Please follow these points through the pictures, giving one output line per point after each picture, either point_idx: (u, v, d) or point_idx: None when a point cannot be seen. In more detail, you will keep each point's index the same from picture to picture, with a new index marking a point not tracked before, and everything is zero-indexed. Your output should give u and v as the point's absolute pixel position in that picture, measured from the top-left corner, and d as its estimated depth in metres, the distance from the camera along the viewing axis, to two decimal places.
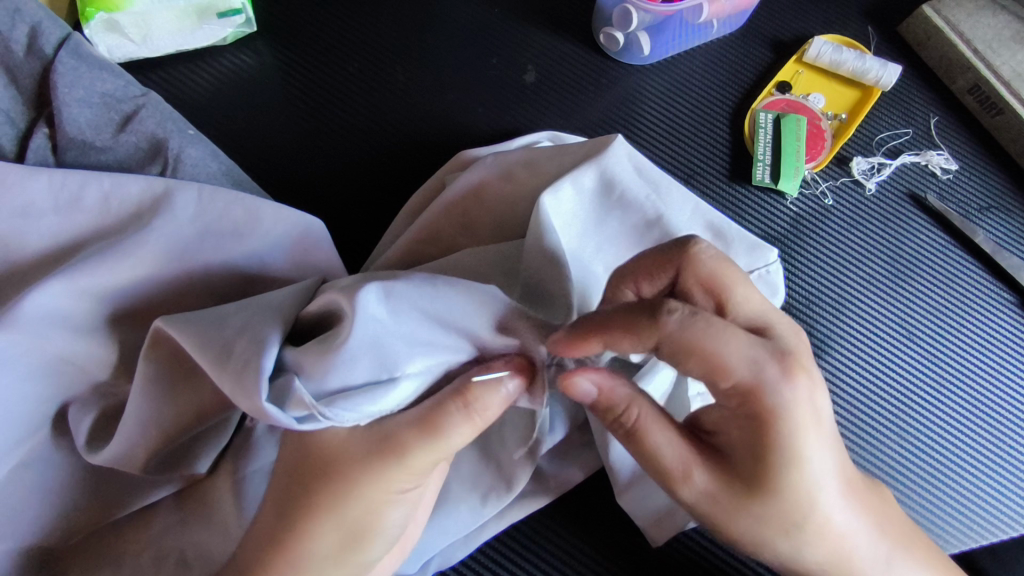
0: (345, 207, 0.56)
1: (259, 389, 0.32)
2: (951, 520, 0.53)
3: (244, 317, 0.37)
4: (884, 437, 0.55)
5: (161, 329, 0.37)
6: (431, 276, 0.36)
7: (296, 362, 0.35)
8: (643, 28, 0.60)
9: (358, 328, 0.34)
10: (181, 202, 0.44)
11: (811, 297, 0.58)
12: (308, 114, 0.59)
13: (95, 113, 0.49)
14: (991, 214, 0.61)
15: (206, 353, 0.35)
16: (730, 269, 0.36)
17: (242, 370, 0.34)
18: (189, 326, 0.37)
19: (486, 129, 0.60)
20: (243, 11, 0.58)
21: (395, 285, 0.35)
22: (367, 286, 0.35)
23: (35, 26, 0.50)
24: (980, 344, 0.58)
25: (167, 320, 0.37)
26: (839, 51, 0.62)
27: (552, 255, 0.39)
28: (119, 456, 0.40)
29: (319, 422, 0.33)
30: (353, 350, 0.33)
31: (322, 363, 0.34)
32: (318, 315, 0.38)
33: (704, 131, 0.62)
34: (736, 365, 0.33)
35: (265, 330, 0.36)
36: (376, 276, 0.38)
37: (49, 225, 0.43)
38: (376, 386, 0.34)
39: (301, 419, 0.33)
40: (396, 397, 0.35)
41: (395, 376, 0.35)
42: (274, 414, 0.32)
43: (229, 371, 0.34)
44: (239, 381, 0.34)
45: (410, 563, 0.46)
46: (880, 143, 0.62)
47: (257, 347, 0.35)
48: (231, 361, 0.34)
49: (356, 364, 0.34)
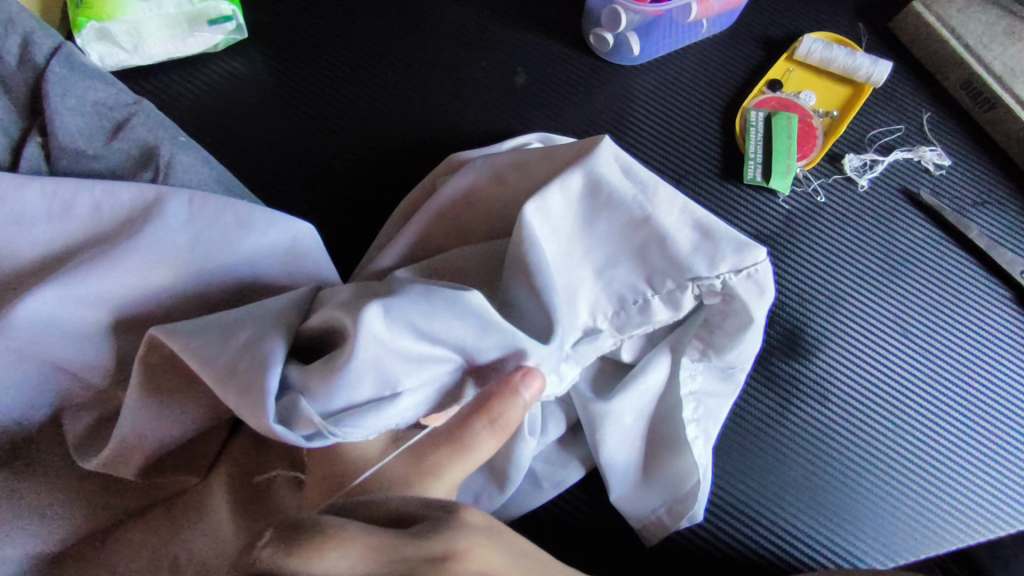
0: (340, 212, 0.57)
1: (266, 412, 0.33)
2: (947, 517, 0.53)
3: (247, 330, 0.37)
4: (879, 434, 0.55)
5: (156, 336, 0.37)
6: (429, 285, 0.36)
7: (301, 382, 0.35)
8: (633, 28, 0.60)
9: (361, 346, 0.34)
10: (171, 210, 0.44)
11: (805, 295, 0.58)
12: (299, 118, 0.59)
13: (87, 121, 0.50)
14: (985, 208, 0.61)
15: (207, 366, 0.35)
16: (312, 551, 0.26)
17: (246, 388, 0.34)
18: (189, 336, 0.36)
19: (478, 131, 0.60)
20: (233, 17, 0.59)
21: (394, 301, 0.35)
22: (371, 306, 0.34)
23: (27, 35, 0.51)
24: (975, 340, 0.58)
25: (162, 329, 0.36)
26: (829, 48, 0.62)
27: (532, 261, 0.38)
28: (110, 463, 0.40)
29: (326, 439, 0.34)
30: (356, 369, 0.34)
31: (323, 382, 0.34)
32: (320, 329, 0.38)
33: (696, 130, 0.62)
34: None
35: (266, 347, 0.36)
36: (375, 288, 0.38)
37: (41, 232, 0.43)
38: (379, 403, 0.35)
39: (309, 438, 0.34)
40: (399, 411, 0.36)
41: (396, 392, 0.35)
42: (283, 433, 0.33)
43: (233, 389, 0.34)
44: (244, 396, 0.34)
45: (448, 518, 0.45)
46: (872, 140, 0.62)
47: (261, 365, 0.35)
48: (234, 380, 0.35)
49: (359, 382, 0.34)
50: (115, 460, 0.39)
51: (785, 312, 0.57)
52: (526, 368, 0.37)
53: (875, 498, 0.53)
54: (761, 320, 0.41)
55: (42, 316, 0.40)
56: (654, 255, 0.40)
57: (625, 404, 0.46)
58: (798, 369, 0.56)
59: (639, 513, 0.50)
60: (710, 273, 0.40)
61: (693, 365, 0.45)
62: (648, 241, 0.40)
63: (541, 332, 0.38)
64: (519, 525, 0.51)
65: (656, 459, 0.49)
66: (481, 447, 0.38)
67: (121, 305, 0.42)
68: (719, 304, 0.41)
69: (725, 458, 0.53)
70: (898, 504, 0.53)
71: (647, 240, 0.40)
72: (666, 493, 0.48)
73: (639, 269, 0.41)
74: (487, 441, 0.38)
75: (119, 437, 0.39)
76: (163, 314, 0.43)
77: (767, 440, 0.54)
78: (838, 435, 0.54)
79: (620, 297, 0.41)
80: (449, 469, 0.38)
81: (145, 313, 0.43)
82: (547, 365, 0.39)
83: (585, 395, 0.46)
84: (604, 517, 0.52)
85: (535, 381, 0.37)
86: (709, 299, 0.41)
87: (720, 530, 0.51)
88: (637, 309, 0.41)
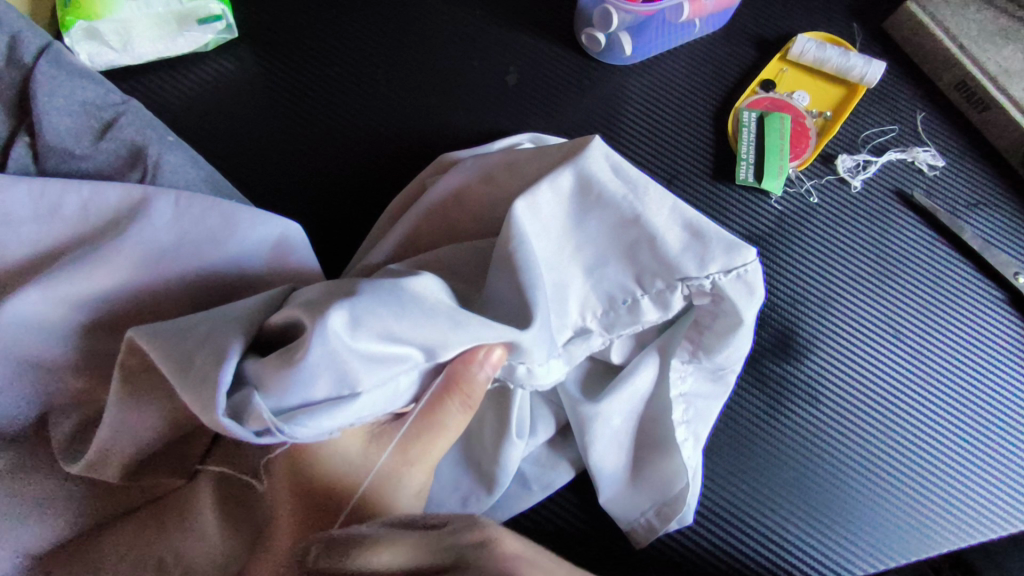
0: (327, 211, 0.56)
1: (216, 403, 0.32)
2: (938, 519, 0.53)
3: (209, 325, 0.37)
4: (870, 436, 0.55)
5: (133, 340, 0.36)
6: (392, 283, 0.36)
7: (256, 375, 0.34)
8: (624, 28, 0.60)
9: (319, 344, 0.33)
10: (158, 210, 0.44)
11: (797, 296, 0.58)
12: (290, 116, 0.59)
13: (75, 121, 0.49)
14: (979, 210, 0.61)
15: (166, 359, 0.35)
16: None
17: (201, 382, 0.34)
18: (157, 334, 0.36)
19: (470, 131, 0.60)
20: (223, 16, 0.59)
21: (358, 300, 0.34)
22: (336, 304, 0.34)
23: (15, 34, 0.50)
24: (967, 342, 0.58)
25: (139, 331, 0.36)
26: (822, 48, 0.62)
27: (519, 258, 0.38)
28: (93, 465, 0.39)
29: (276, 437, 0.33)
30: (314, 365, 0.33)
31: (280, 378, 0.34)
32: (284, 325, 0.37)
33: (686, 130, 0.62)
34: None
35: (227, 341, 0.35)
36: (341, 286, 0.37)
37: (27, 233, 0.43)
38: (336, 402, 0.34)
39: (258, 434, 0.33)
40: (357, 411, 0.35)
41: (355, 392, 0.35)
42: (232, 429, 0.32)
43: (188, 382, 0.34)
44: (197, 391, 0.33)
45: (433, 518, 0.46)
46: (865, 140, 0.62)
47: (218, 357, 0.34)
48: (191, 372, 0.34)
49: (316, 379, 0.34)
50: (98, 462, 0.39)
51: (777, 314, 0.57)
52: (487, 344, 0.37)
53: (866, 499, 0.53)
54: (751, 320, 0.41)
55: (26, 316, 0.40)
56: (644, 255, 0.40)
57: (615, 403, 0.46)
58: (791, 370, 0.56)
59: (628, 515, 0.49)
60: (699, 273, 0.39)
61: (683, 366, 0.44)
62: (637, 240, 0.40)
63: (519, 319, 0.38)
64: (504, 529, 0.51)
65: (645, 462, 0.49)
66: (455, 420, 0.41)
67: (108, 306, 0.42)
68: (710, 306, 0.41)
69: (716, 460, 0.53)
70: (890, 504, 0.53)
71: (636, 240, 0.40)
72: (656, 496, 0.48)
73: (628, 267, 0.41)
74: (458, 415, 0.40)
75: (102, 440, 0.38)
76: (149, 315, 0.43)
77: (758, 442, 0.54)
78: (830, 436, 0.54)
79: (610, 296, 0.41)
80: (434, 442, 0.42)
81: (130, 313, 0.43)
82: (534, 350, 0.38)
83: (574, 397, 0.46)
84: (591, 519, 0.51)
85: (496, 360, 0.38)
86: (699, 299, 0.41)
87: (709, 533, 0.51)
88: (626, 309, 0.41)
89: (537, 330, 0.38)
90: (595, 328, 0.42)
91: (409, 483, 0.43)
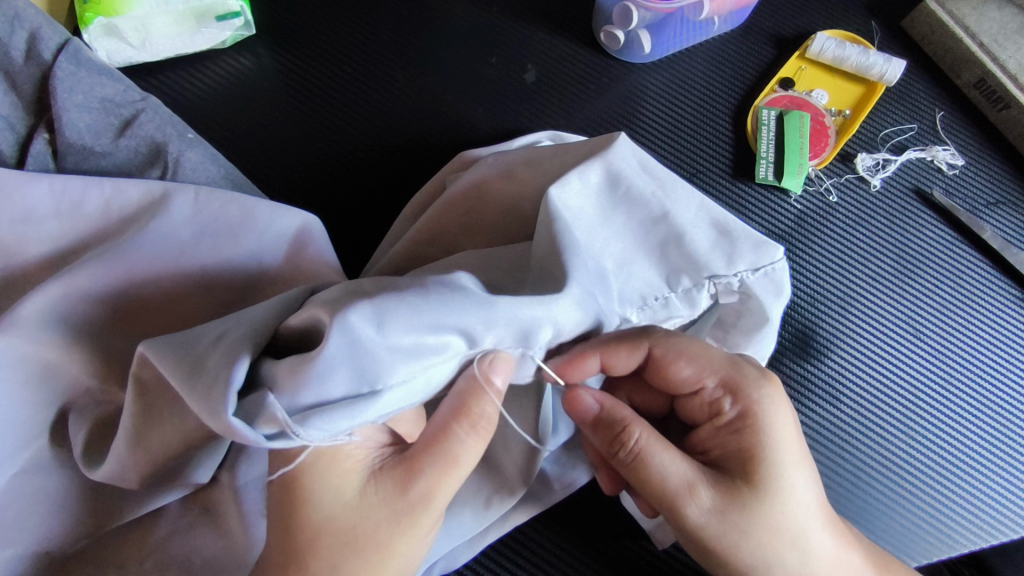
0: (344, 209, 0.56)
1: (225, 405, 0.30)
2: (959, 519, 0.53)
3: (223, 328, 0.35)
4: (891, 436, 0.54)
5: (144, 355, 0.35)
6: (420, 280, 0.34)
7: (271, 377, 0.32)
8: (644, 26, 0.60)
9: (336, 339, 0.31)
10: (178, 205, 0.44)
11: (818, 294, 0.57)
12: (307, 113, 0.59)
13: (95, 118, 0.49)
14: (997, 209, 0.61)
15: (177, 367, 0.33)
16: (631, 435, 0.39)
17: (211, 383, 0.32)
18: (170, 344, 0.35)
19: (487, 129, 0.60)
20: (242, 13, 0.59)
21: (387, 304, 0.32)
22: (355, 306, 0.31)
23: (34, 31, 0.50)
24: (987, 343, 0.57)
25: (149, 346, 0.35)
26: (842, 47, 0.61)
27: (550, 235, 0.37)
28: (115, 465, 0.39)
29: (290, 440, 0.31)
30: (331, 362, 0.31)
31: (295, 377, 0.31)
32: (300, 327, 0.34)
33: (705, 127, 0.62)
34: (672, 478, 0.38)
35: (240, 338, 0.34)
36: (365, 285, 0.35)
37: (50, 231, 0.43)
38: (355, 401, 0.32)
39: (270, 437, 0.31)
40: (379, 410, 0.32)
41: (376, 389, 0.32)
42: (242, 430, 0.30)
43: (198, 386, 0.32)
44: (206, 395, 0.31)
45: (456, 518, 0.46)
46: (885, 139, 0.62)
47: (230, 355, 0.32)
48: (202, 376, 0.32)
49: (334, 376, 0.31)
50: (121, 462, 0.39)
51: (797, 313, 0.57)
52: (494, 352, 0.35)
53: (888, 499, 0.53)
54: (777, 318, 0.41)
55: (52, 314, 0.40)
56: (672, 252, 0.39)
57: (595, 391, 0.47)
58: (809, 370, 0.55)
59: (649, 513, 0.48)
60: (728, 270, 0.39)
61: None
62: (666, 238, 0.40)
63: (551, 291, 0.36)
64: (566, 506, 0.51)
65: None
66: (468, 457, 0.37)
67: (131, 305, 0.42)
68: (736, 304, 0.41)
69: None
70: (910, 504, 0.53)
71: (665, 237, 0.40)
72: None
73: (658, 266, 0.40)
74: (475, 447, 0.37)
75: (127, 441, 0.38)
76: (169, 313, 0.43)
77: None
78: (852, 436, 0.54)
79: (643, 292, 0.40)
80: (441, 488, 0.36)
81: (154, 312, 0.43)
82: (566, 315, 0.35)
83: None
84: (610, 518, 0.51)
85: (502, 370, 0.35)
86: (725, 299, 0.40)
87: None
88: (659, 305, 0.41)
89: (572, 291, 0.35)
90: (634, 320, 0.41)
91: (411, 536, 0.37)
